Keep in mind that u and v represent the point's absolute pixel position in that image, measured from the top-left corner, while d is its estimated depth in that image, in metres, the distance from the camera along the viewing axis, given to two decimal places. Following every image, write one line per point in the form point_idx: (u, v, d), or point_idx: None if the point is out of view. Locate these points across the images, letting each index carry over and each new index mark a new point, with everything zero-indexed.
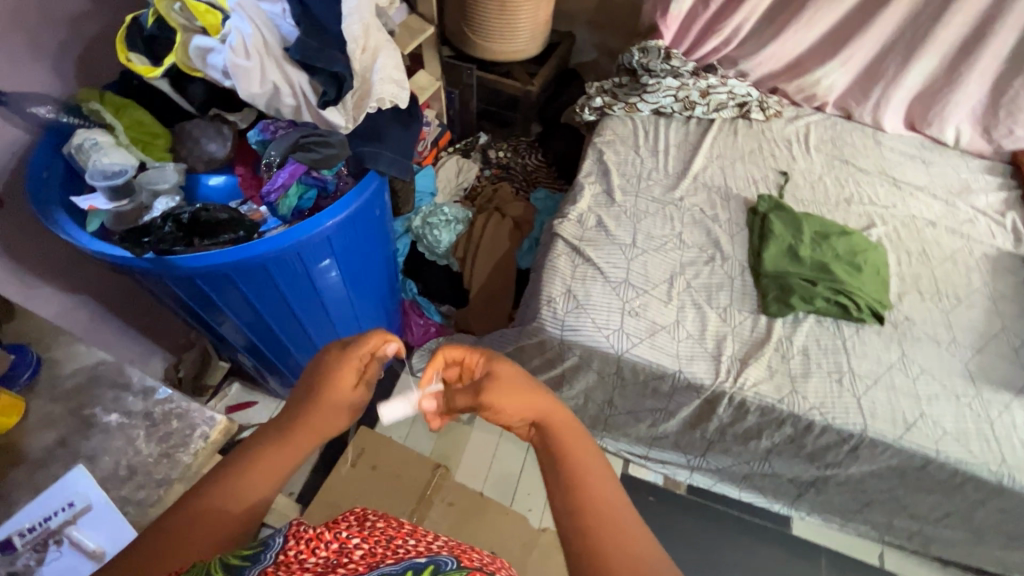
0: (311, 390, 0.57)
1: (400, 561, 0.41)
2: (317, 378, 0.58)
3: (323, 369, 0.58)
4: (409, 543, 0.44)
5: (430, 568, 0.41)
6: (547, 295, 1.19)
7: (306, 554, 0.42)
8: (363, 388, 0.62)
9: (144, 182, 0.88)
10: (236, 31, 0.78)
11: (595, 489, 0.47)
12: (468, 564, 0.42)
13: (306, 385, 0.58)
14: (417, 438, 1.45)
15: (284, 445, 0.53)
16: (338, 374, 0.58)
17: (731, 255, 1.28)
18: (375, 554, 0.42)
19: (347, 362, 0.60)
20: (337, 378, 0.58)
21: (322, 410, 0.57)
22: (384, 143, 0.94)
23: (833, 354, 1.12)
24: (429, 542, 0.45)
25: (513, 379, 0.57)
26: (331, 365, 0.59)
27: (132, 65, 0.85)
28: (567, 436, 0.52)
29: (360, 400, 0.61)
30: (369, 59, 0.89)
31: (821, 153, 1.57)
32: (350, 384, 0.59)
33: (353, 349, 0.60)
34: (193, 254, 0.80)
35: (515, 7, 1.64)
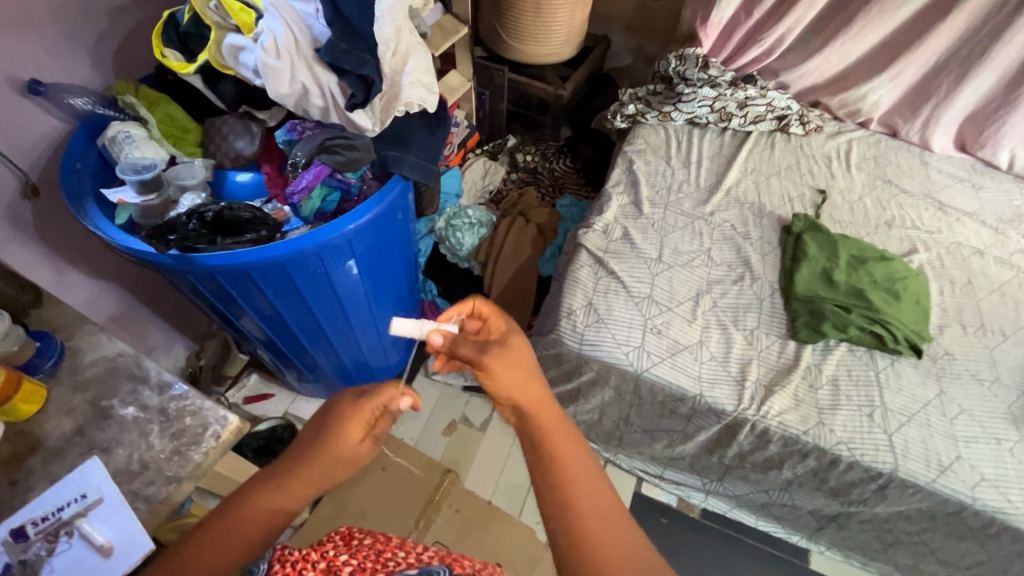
0: (321, 434, 0.57)
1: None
2: (328, 423, 0.57)
3: (334, 419, 0.58)
4: (397, 556, 0.55)
5: None
6: (568, 308, 1.16)
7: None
8: (371, 441, 0.60)
9: (172, 177, 0.88)
10: (268, 31, 0.79)
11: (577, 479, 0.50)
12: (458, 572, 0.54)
13: (314, 434, 0.57)
14: (429, 441, 1.44)
15: (281, 489, 0.53)
16: (347, 426, 0.57)
17: (762, 275, 1.23)
18: (366, 569, 0.52)
19: (357, 414, 0.58)
20: (345, 432, 0.57)
21: (325, 462, 0.56)
22: (409, 147, 0.93)
23: (864, 387, 1.07)
24: (418, 554, 0.56)
25: (519, 355, 0.59)
26: (343, 413, 0.58)
27: (167, 61, 0.86)
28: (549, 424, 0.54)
29: (366, 455, 0.59)
30: (399, 64, 0.87)
31: (862, 172, 1.50)
32: (359, 437, 0.58)
33: (369, 400, 0.59)
34: (219, 252, 0.80)
35: (551, 9, 1.62)
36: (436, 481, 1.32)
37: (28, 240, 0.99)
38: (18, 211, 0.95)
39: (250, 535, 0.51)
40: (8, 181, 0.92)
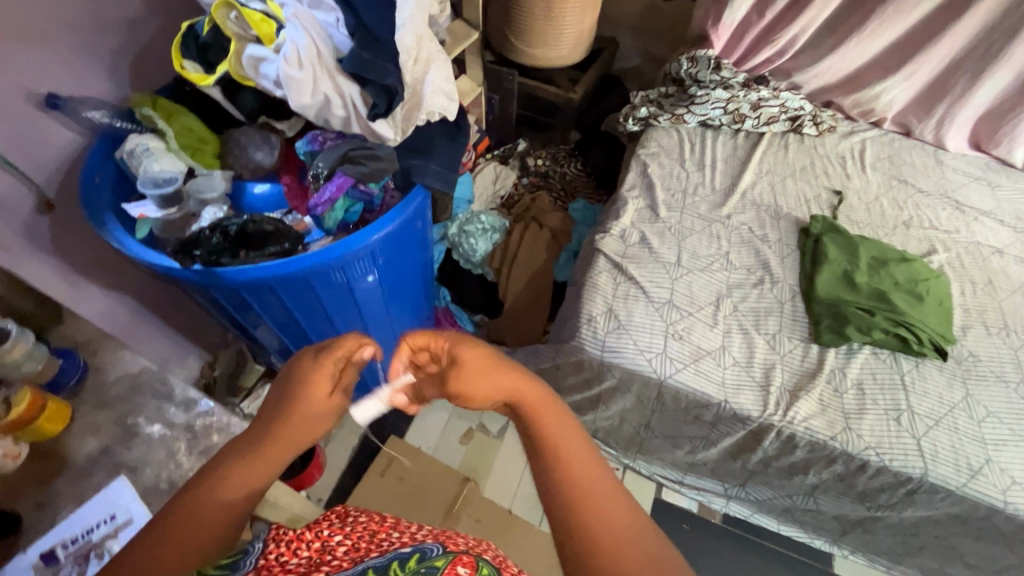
0: (287, 396, 0.55)
1: (386, 554, 0.52)
2: (292, 385, 0.56)
3: (296, 378, 0.57)
4: (390, 536, 0.56)
5: (415, 557, 0.50)
6: (588, 314, 1.15)
7: (287, 556, 0.55)
8: (340, 395, 0.59)
9: (192, 190, 0.88)
10: (290, 42, 0.77)
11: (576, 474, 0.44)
12: (452, 548, 0.51)
13: (280, 396, 0.56)
14: (447, 449, 1.42)
15: (255, 459, 0.51)
16: (312, 383, 0.56)
17: (782, 278, 1.23)
18: (359, 549, 0.54)
19: (321, 370, 0.58)
20: (312, 387, 0.56)
21: (298, 422, 0.54)
22: (431, 157, 0.92)
23: (890, 391, 1.06)
24: (412, 534, 0.57)
25: (477, 362, 0.54)
26: (306, 372, 0.57)
27: (186, 72, 0.85)
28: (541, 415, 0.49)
29: (337, 408, 0.59)
30: (420, 71, 0.87)
31: (878, 172, 1.49)
32: (326, 392, 0.57)
33: (329, 352, 0.59)
34: (243, 266, 0.79)
35: (560, 13, 1.61)
36: (455, 489, 1.31)
37: (46, 256, 0.98)
38: (35, 227, 0.94)
39: (229, 505, 0.48)
40: (25, 197, 0.90)
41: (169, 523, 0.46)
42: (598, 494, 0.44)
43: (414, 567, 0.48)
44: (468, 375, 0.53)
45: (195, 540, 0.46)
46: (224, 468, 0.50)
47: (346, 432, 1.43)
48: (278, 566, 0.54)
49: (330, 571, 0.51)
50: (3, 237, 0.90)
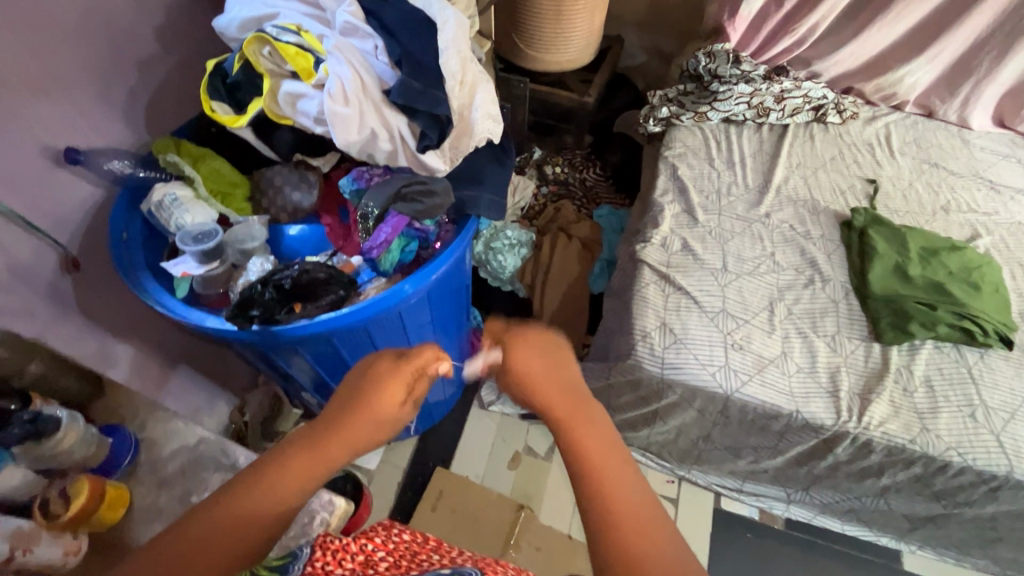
0: (362, 392, 0.58)
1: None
2: (365, 385, 0.59)
3: (371, 382, 0.59)
4: (431, 559, 0.52)
5: None
6: (641, 329, 1.11)
7: (333, 566, 0.47)
8: (408, 406, 0.61)
9: (231, 241, 0.81)
10: (335, 77, 0.72)
11: (614, 485, 0.48)
12: None
13: (352, 395, 0.58)
14: (496, 476, 1.38)
15: (319, 447, 0.53)
16: (388, 385, 0.59)
17: (832, 276, 1.20)
18: (403, 568, 0.48)
19: (397, 377, 0.60)
20: (387, 391, 0.58)
21: (363, 424, 0.56)
22: (483, 185, 0.87)
23: (960, 385, 1.03)
24: (451, 558, 0.53)
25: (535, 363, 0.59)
26: (380, 375, 0.59)
27: (216, 115, 0.79)
28: (583, 421, 0.53)
29: (403, 418, 0.60)
30: (467, 95, 0.81)
31: (907, 157, 1.47)
32: (397, 399, 0.58)
33: (405, 366, 0.61)
34: (303, 321, 0.74)
35: (571, 15, 1.57)
36: (512, 517, 1.27)
37: (75, 319, 0.89)
38: (61, 290, 0.85)
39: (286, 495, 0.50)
40: (48, 260, 0.82)
41: (228, 502, 0.48)
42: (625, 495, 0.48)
43: None
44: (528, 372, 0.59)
45: (242, 529, 0.47)
46: (283, 461, 0.51)
47: (389, 467, 1.37)
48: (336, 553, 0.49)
49: None
50: (27, 304, 0.81)
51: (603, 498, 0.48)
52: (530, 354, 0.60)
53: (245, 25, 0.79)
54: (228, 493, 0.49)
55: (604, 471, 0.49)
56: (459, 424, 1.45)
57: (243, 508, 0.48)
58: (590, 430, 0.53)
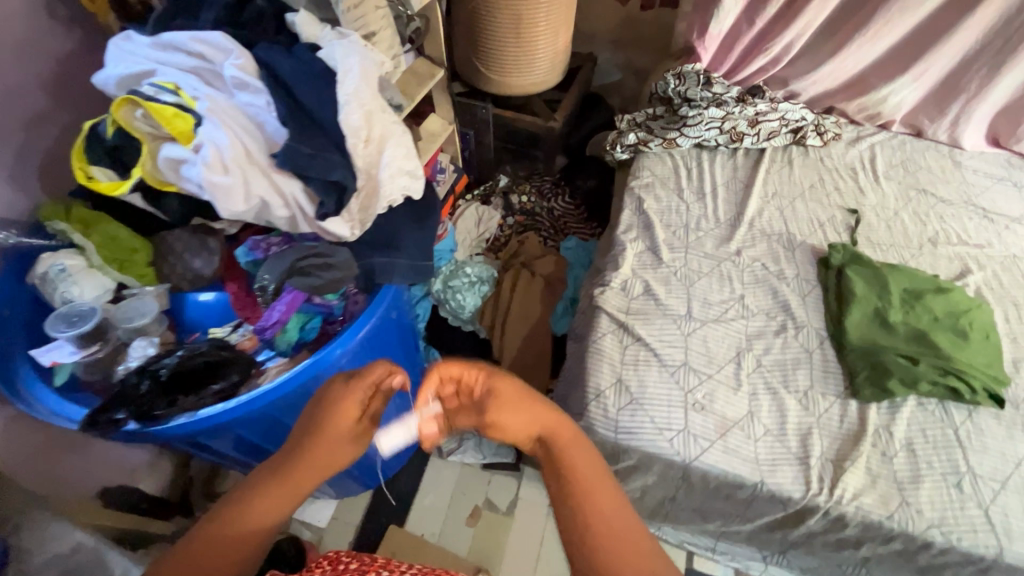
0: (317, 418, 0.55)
1: None
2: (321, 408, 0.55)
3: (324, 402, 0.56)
4: None
5: None
6: (595, 388, 1.02)
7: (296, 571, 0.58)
8: (368, 422, 0.58)
9: (118, 319, 0.74)
10: (209, 143, 0.64)
11: (610, 521, 0.49)
12: None
13: (309, 419, 0.55)
14: (453, 534, 1.29)
15: (281, 483, 0.51)
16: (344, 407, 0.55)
17: (806, 322, 1.10)
18: None
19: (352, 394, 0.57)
20: (339, 411, 0.55)
21: (323, 450, 0.54)
22: (398, 250, 0.79)
23: (945, 449, 0.93)
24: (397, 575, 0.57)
25: (511, 394, 0.56)
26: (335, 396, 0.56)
27: (95, 182, 0.71)
28: (573, 458, 0.53)
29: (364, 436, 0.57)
30: (374, 152, 0.74)
31: (893, 182, 1.37)
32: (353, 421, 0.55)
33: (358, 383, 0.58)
34: (182, 418, 0.65)
35: (531, 37, 1.49)
36: None
37: None
38: None
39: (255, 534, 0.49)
40: None
41: (193, 548, 0.47)
42: (618, 531, 0.49)
43: None
44: (505, 407, 0.55)
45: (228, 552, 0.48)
46: (252, 488, 0.51)
47: (341, 524, 1.29)
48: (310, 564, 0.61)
49: None
50: None
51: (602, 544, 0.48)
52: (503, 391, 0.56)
53: (123, 83, 0.71)
54: (193, 539, 0.48)
55: (582, 478, 0.52)
56: (415, 476, 1.36)
57: (220, 536, 0.48)
58: (576, 462, 0.53)
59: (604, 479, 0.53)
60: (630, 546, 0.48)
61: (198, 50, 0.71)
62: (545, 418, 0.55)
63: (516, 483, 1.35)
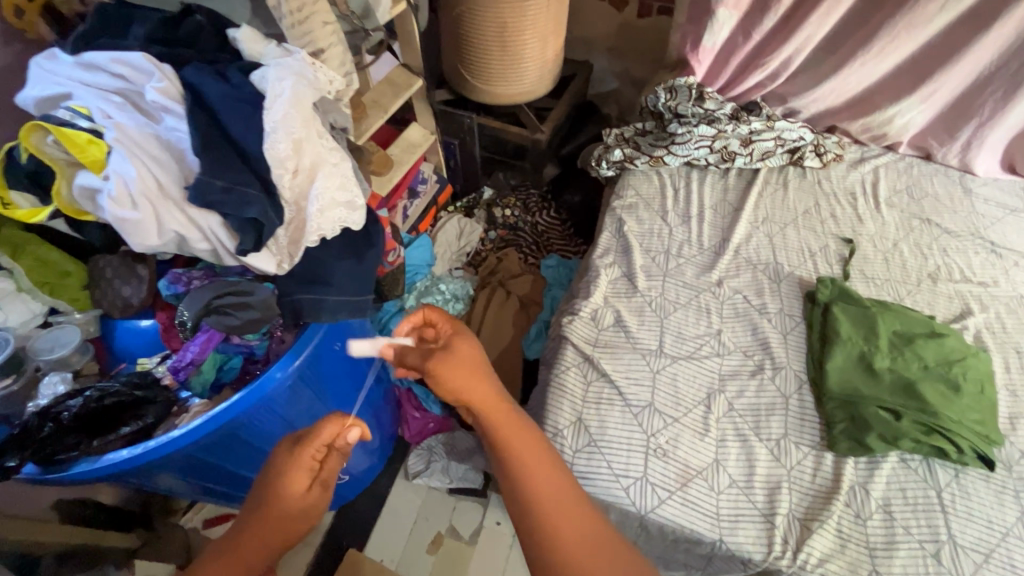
0: (266, 486, 0.53)
1: None
2: (269, 477, 0.53)
3: (273, 474, 0.53)
4: None
5: None
6: (553, 427, 0.97)
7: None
8: (322, 487, 0.55)
9: (35, 351, 0.71)
10: (115, 176, 0.60)
11: (549, 495, 0.52)
12: None
13: (259, 489, 0.54)
14: (412, 562, 1.25)
15: (232, 558, 0.49)
16: (289, 476, 0.53)
17: (785, 363, 1.03)
18: None
19: (300, 461, 0.54)
20: (288, 482, 0.52)
21: (273, 516, 0.51)
22: (329, 286, 0.75)
23: (925, 513, 0.87)
24: None
25: (467, 358, 0.58)
26: (282, 465, 0.53)
27: (12, 209, 0.67)
28: (513, 434, 0.55)
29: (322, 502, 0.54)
30: (304, 183, 0.70)
31: (895, 210, 1.28)
32: (303, 486, 0.53)
33: (304, 446, 0.55)
34: (85, 463, 0.63)
35: (517, 45, 1.42)
36: None
37: None
38: None
39: None
40: None
41: None
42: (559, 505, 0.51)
43: None
44: (449, 366, 0.57)
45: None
46: (206, 562, 0.49)
47: (300, 545, 1.26)
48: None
49: None
50: None
51: (547, 516, 0.51)
52: (461, 350, 0.59)
53: (41, 104, 0.67)
54: None
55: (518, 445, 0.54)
56: (379, 498, 1.33)
57: None
58: (518, 436, 0.55)
59: (548, 455, 0.54)
60: (570, 515, 0.51)
61: (119, 71, 0.67)
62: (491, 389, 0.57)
63: (481, 511, 1.31)
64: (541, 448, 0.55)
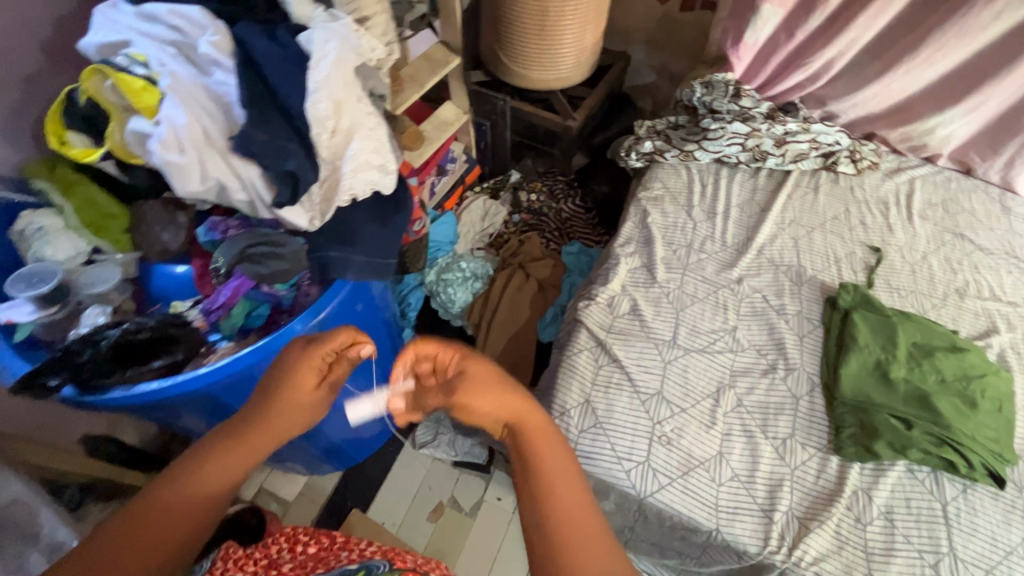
0: (272, 382, 0.54)
1: (338, 569, 0.71)
2: (277, 374, 0.55)
3: (284, 368, 0.55)
4: (343, 554, 0.74)
5: (363, 570, 0.69)
6: (560, 406, 0.98)
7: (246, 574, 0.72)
8: (326, 389, 0.59)
9: (81, 285, 0.76)
10: (166, 121, 0.64)
11: (572, 522, 0.47)
12: (393, 566, 0.70)
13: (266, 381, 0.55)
14: (413, 527, 1.29)
15: (236, 447, 0.50)
16: (298, 372, 0.55)
17: (798, 365, 1.03)
18: (306, 565, 0.73)
19: (308, 360, 0.57)
20: (298, 377, 0.55)
21: (282, 412, 0.54)
22: (354, 246, 0.78)
23: (928, 524, 0.86)
24: (359, 552, 0.75)
25: (482, 374, 0.55)
26: (291, 362, 0.56)
27: (69, 147, 0.72)
28: (543, 454, 0.50)
29: (323, 402, 0.58)
30: (341, 143, 0.73)
31: (928, 223, 1.25)
32: (311, 384, 0.56)
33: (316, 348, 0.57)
34: (119, 391, 0.67)
35: (556, 30, 1.42)
36: None
37: None
38: None
39: (207, 495, 0.48)
40: None
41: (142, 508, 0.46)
42: (582, 534, 0.47)
43: None
44: (475, 387, 0.53)
45: (187, 510, 0.47)
46: (205, 447, 0.50)
47: (307, 501, 1.31)
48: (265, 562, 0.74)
49: None
50: None
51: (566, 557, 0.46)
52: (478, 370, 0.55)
53: (101, 50, 0.71)
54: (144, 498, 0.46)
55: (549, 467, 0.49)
56: (385, 465, 1.37)
57: (171, 498, 0.46)
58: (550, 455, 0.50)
59: (574, 482, 0.50)
60: (592, 544, 0.47)
61: (175, 24, 0.70)
62: (521, 407, 0.52)
63: (483, 486, 1.34)
64: (573, 474, 0.50)
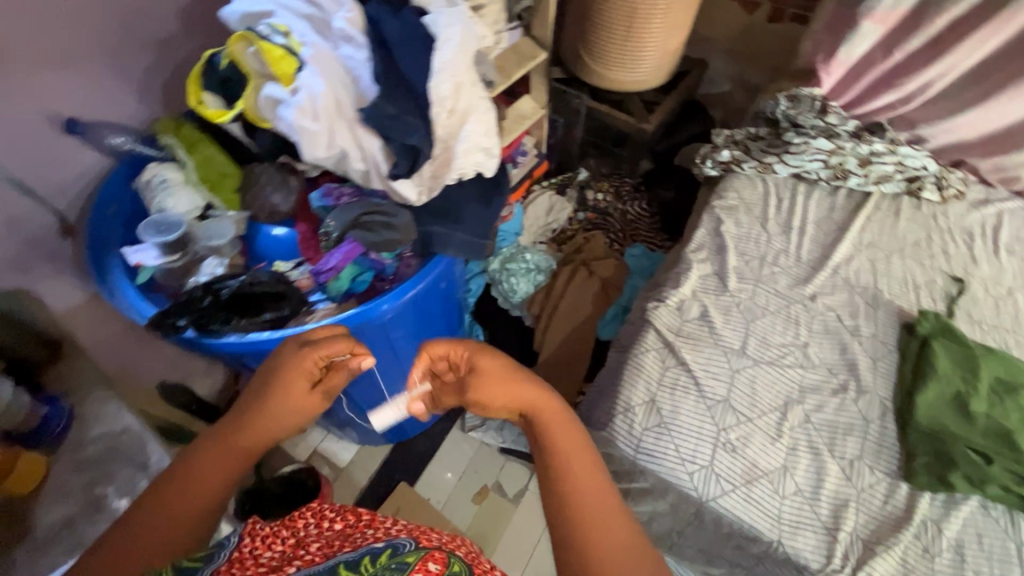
0: (265, 385, 0.55)
1: (359, 549, 0.46)
2: (269, 379, 0.55)
3: (275, 375, 0.56)
4: (367, 532, 0.50)
5: (387, 552, 0.46)
6: (625, 403, 0.99)
7: (261, 550, 0.48)
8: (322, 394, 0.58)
9: (200, 237, 0.81)
10: (306, 89, 0.68)
11: (589, 505, 0.48)
12: (426, 544, 0.47)
13: (260, 383, 0.56)
14: (457, 506, 1.32)
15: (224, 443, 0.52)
16: (290, 381, 0.55)
17: (871, 388, 1.01)
18: (333, 544, 0.48)
19: (303, 366, 0.57)
20: (292, 383, 0.55)
21: (271, 415, 0.54)
22: (458, 223, 0.82)
23: (999, 563, 0.85)
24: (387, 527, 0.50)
25: (497, 369, 0.56)
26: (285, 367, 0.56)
27: (204, 107, 0.76)
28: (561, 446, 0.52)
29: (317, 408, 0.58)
30: (455, 124, 0.76)
31: (1015, 258, 1.20)
32: (304, 390, 0.56)
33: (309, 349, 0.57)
34: (234, 336, 0.71)
35: (643, 32, 1.43)
36: None
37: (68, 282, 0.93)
38: (55, 251, 0.88)
39: (205, 492, 0.50)
40: (44, 222, 0.85)
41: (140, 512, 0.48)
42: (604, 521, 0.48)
43: (384, 563, 0.44)
44: (486, 384, 0.56)
45: (190, 510, 0.49)
46: (199, 444, 0.52)
47: (357, 469, 1.36)
48: (249, 560, 0.47)
49: (299, 567, 0.45)
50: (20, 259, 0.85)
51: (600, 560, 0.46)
52: (485, 364, 0.57)
53: (245, 19, 0.75)
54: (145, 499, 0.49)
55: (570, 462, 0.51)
56: (432, 444, 1.40)
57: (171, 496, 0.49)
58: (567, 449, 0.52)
59: (594, 471, 0.51)
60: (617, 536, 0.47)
61: None
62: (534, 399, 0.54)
63: (527, 475, 1.35)
64: (590, 464, 0.51)
